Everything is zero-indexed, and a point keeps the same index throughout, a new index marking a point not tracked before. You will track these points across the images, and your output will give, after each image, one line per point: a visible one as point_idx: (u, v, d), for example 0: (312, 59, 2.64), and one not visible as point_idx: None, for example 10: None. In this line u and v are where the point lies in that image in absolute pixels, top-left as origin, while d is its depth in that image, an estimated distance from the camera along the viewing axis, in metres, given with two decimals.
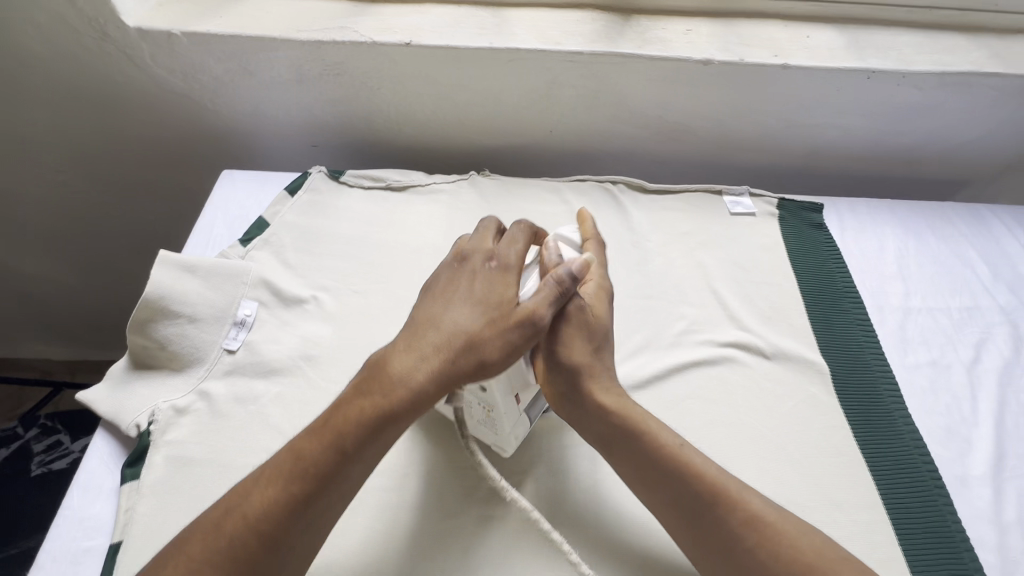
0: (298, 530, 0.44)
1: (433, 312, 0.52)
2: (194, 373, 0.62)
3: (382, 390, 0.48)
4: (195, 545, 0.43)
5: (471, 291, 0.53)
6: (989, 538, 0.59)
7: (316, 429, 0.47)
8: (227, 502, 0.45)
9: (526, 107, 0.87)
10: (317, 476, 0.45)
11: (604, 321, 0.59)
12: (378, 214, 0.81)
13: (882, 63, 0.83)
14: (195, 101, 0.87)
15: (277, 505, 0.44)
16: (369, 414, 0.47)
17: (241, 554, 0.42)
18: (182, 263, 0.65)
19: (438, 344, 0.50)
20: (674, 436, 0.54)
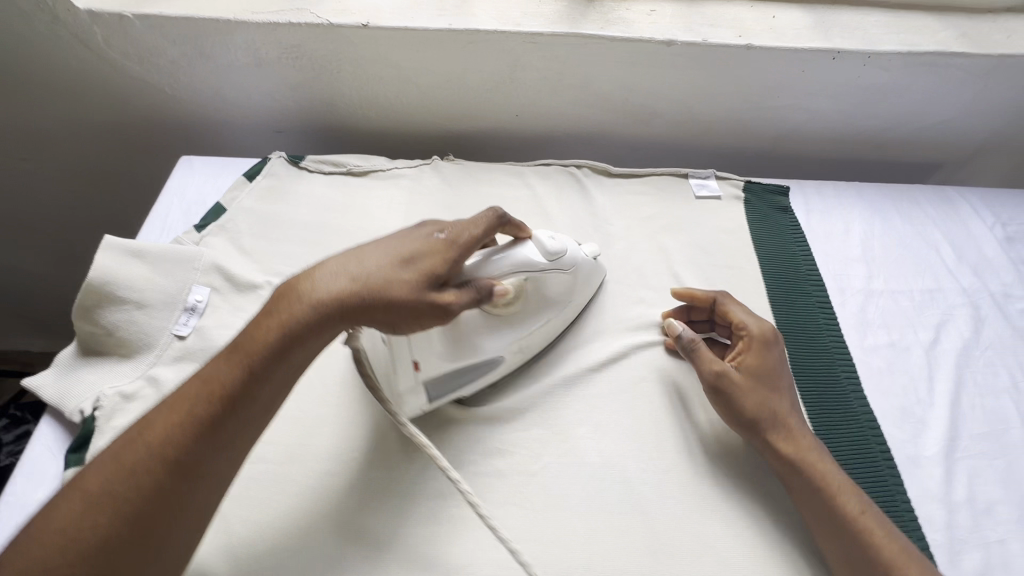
0: (205, 456, 0.42)
1: (354, 254, 0.52)
2: (142, 359, 0.61)
3: (295, 314, 0.47)
4: (94, 476, 0.40)
5: (398, 240, 0.54)
6: (937, 518, 0.59)
7: (223, 357, 0.46)
8: (131, 430, 0.43)
9: (489, 90, 0.86)
10: (224, 395, 0.44)
11: (768, 367, 0.62)
12: (338, 199, 0.80)
13: (848, 43, 0.82)
14: (153, 85, 0.86)
15: (184, 426, 0.42)
16: (280, 337, 0.46)
17: (145, 480, 0.40)
18: (129, 249, 0.64)
19: (355, 276, 0.50)
20: (857, 500, 0.55)
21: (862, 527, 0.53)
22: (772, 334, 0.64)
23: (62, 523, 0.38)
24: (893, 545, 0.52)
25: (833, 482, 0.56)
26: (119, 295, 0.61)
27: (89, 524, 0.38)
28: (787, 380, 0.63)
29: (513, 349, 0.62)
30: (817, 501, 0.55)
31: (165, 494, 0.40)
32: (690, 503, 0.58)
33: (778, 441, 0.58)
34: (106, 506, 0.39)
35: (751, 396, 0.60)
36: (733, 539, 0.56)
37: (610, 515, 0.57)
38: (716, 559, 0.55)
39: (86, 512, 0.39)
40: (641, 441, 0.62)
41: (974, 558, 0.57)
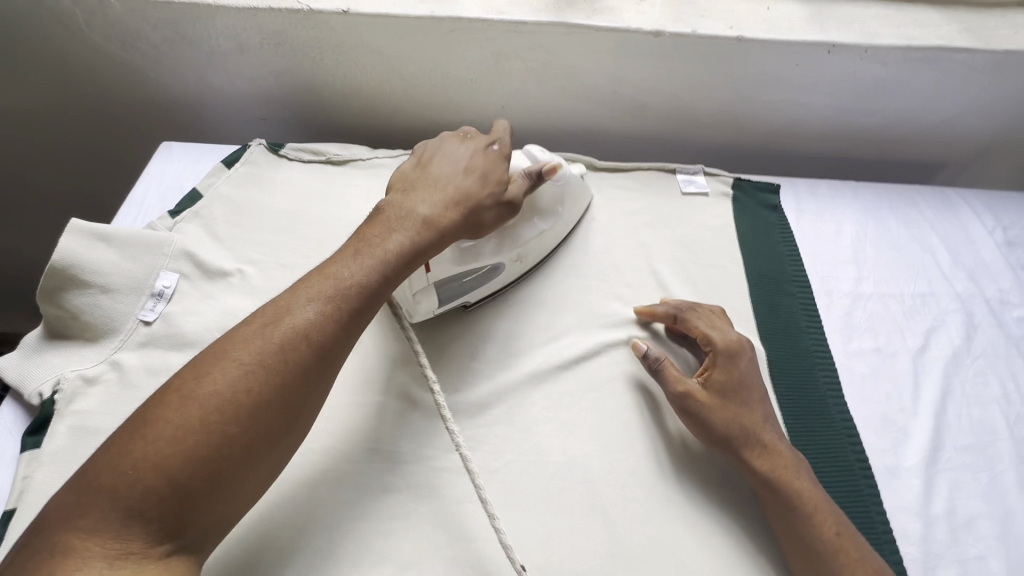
0: (343, 340, 0.49)
1: (439, 175, 0.62)
2: (106, 343, 0.61)
3: (414, 224, 0.56)
4: (242, 350, 0.45)
5: (477, 161, 0.64)
6: (913, 530, 0.57)
7: (349, 256, 0.53)
8: (268, 316, 0.47)
9: (474, 80, 0.84)
10: (364, 289, 0.51)
11: (740, 376, 0.60)
12: (315, 188, 0.79)
13: (844, 36, 0.79)
14: (137, 69, 0.86)
15: (332, 310, 0.49)
16: (408, 242, 0.55)
17: (298, 355, 0.46)
18: (96, 232, 0.64)
19: (456, 194, 0.60)
20: (832, 519, 0.53)
21: (840, 548, 0.52)
22: (742, 346, 0.62)
23: (217, 389, 0.42)
24: (869, 567, 0.51)
25: (811, 500, 0.54)
26: (85, 279, 0.61)
27: (247, 389, 0.43)
28: (762, 393, 0.61)
29: (513, 258, 0.68)
30: (794, 520, 0.54)
31: (312, 371, 0.46)
32: (653, 507, 0.56)
33: (753, 459, 0.56)
34: (263, 373, 0.44)
35: (720, 413, 0.58)
36: (694, 544, 0.55)
37: (570, 515, 0.55)
38: (675, 564, 0.54)
39: (240, 378, 0.43)
40: (606, 441, 0.60)
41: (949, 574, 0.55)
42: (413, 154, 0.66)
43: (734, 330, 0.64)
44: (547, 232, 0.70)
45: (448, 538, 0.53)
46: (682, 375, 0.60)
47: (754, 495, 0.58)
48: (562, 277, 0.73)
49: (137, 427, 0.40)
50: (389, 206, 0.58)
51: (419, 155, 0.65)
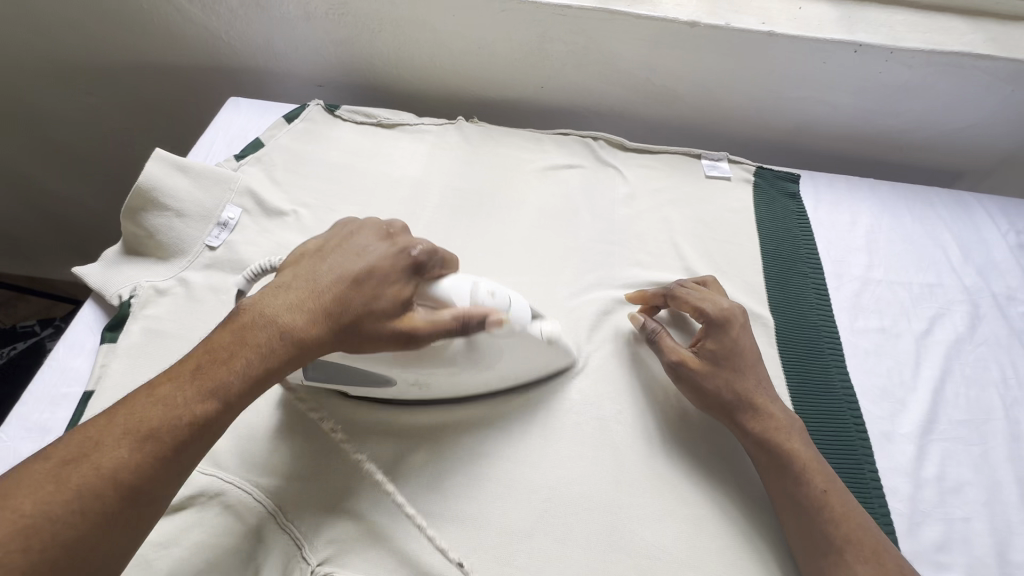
0: (161, 481, 0.41)
1: (328, 275, 0.51)
2: (176, 262, 0.68)
3: (271, 339, 0.47)
4: (23, 498, 0.36)
5: (377, 258, 0.53)
6: (902, 489, 0.60)
7: (186, 373, 0.44)
8: (69, 453, 0.39)
9: (517, 59, 0.91)
10: (196, 422, 0.42)
11: (737, 345, 0.62)
12: (366, 146, 0.86)
13: (871, 37, 0.83)
14: (212, 31, 0.95)
15: (146, 451, 0.40)
16: (260, 362, 0.46)
17: (93, 506, 0.38)
18: (174, 162, 0.71)
19: (335, 298, 0.50)
20: (821, 475, 0.55)
21: (825, 503, 0.53)
22: (732, 314, 0.64)
23: None
24: (855, 519, 0.53)
25: (801, 460, 0.56)
26: (163, 203, 0.69)
27: (21, 550, 0.35)
28: (755, 359, 0.63)
29: (410, 381, 0.57)
30: (782, 478, 0.56)
31: (108, 527, 0.38)
32: (658, 445, 0.61)
33: (747, 422, 0.58)
34: (43, 529, 0.36)
35: (712, 379, 0.60)
36: (696, 481, 0.59)
37: (581, 445, 0.60)
38: (677, 496, 0.58)
39: (11, 539, 0.35)
40: (618, 386, 0.65)
41: (934, 530, 0.58)
42: (317, 239, 0.56)
43: (732, 303, 0.66)
44: (463, 376, 0.57)
45: (471, 452, 0.59)
46: (677, 344, 0.64)
47: (749, 458, 0.60)
48: (587, 242, 0.78)
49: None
50: (251, 311, 0.48)
51: (314, 241, 0.56)
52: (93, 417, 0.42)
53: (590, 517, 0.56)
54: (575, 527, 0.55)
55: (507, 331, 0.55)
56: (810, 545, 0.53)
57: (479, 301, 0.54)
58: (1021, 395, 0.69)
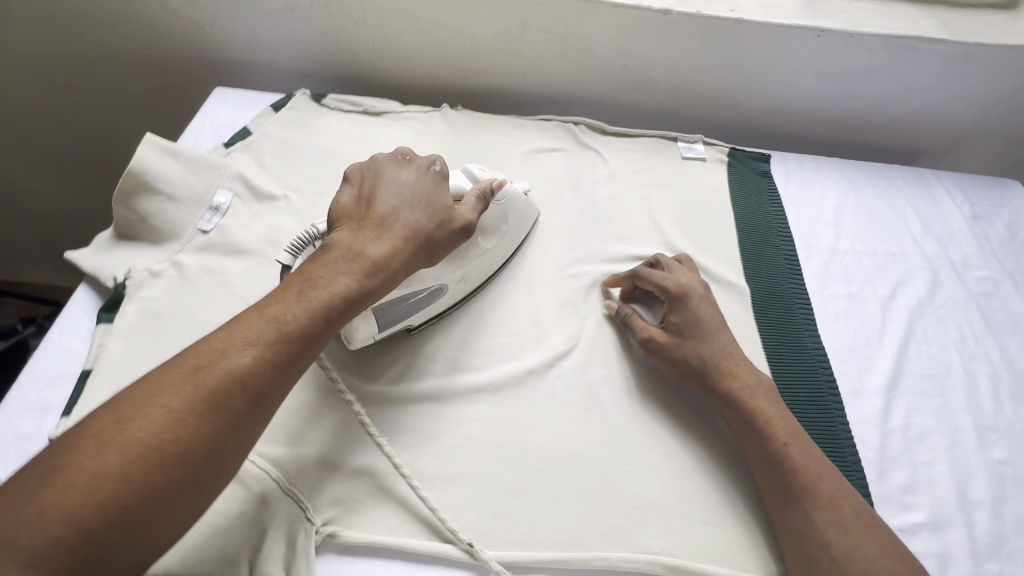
0: (279, 383, 0.48)
1: (389, 206, 0.60)
2: (170, 246, 0.69)
3: (358, 264, 0.55)
4: (168, 395, 0.43)
5: (423, 194, 0.63)
6: (871, 439, 0.65)
7: (288, 295, 0.52)
8: (200, 360, 0.46)
9: (499, 48, 0.94)
10: (305, 333, 0.50)
11: (697, 315, 0.66)
12: (354, 133, 0.88)
13: (832, 23, 0.88)
14: (195, 23, 0.95)
15: (270, 357, 0.48)
16: (352, 284, 0.54)
17: (230, 403, 0.45)
18: (165, 147, 0.72)
19: (400, 228, 0.59)
20: (785, 431, 0.59)
21: (785, 457, 0.57)
22: (692, 287, 0.68)
23: (140, 436, 0.41)
24: (816, 470, 0.56)
25: (761, 418, 0.59)
26: (155, 188, 0.70)
27: (174, 438, 0.42)
28: (719, 327, 0.66)
29: (457, 279, 0.67)
30: (747, 436, 0.59)
31: (241, 421, 0.45)
32: (643, 405, 0.64)
33: (710, 386, 0.62)
34: (190, 423, 0.43)
35: (678, 349, 0.64)
36: (681, 436, 0.62)
37: (570, 408, 0.63)
38: (663, 452, 0.61)
39: (166, 426, 0.42)
40: (604, 352, 0.68)
41: (901, 474, 0.62)
42: (354, 184, 0.63)
43: (697, 279, 0.70)
44: (490, 251, 0.70)
45: (462, 418, 0.61)
46: (646, 323, 0.68)
47: (721, 419, 0.64)
48: (572, 221, 0.82)
49: (51, 473, 0.39)
50: (332, 243, 0.56)
51: (361, 181, 0.64)
52: (210, 333, 0.48)
53: (581, 473, 0.58)
54: (567, 483, 0.58)
55: (504, 195, 0.72)
56: (775, 494, 0.56)
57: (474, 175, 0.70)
58: (978, 351, 0.74)
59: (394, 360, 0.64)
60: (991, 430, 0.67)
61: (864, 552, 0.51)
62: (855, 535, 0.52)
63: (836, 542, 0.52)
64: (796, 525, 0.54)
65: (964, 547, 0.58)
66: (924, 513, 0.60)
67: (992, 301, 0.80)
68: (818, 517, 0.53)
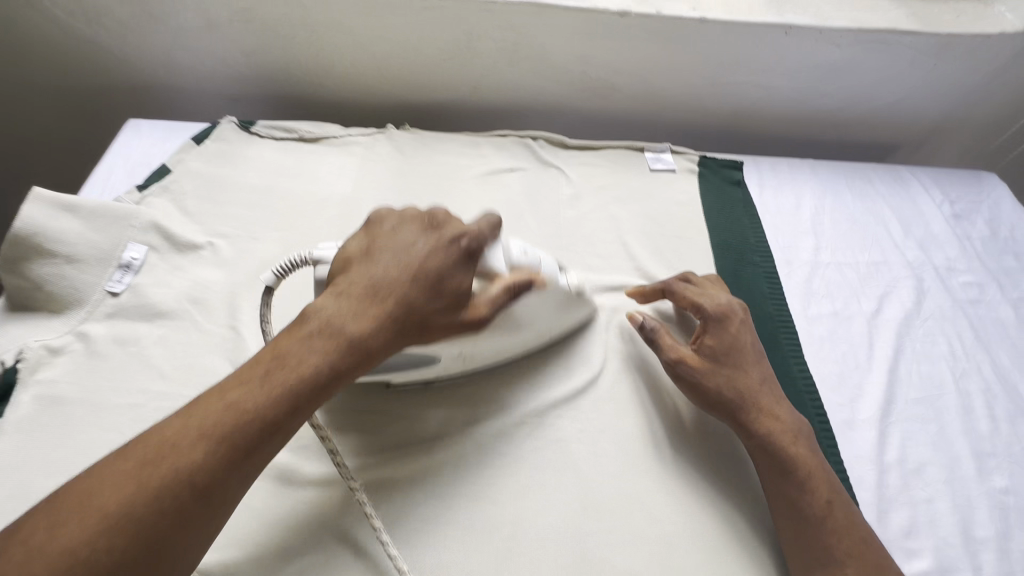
0: (232, 485, 0.39)
1: (393, 263, 0.48)
2: (73, 314, 0.60)
3: (340, 344, 0.43)
4: (105, 498, 0.36)
5: (440, 258, 0.49)
6: (868, 478, 0.60)
7: (255, 375, 0.42)
8: (146, 454, 0.38)
9: (446, 60, 0.85)
10: (266, 428, 0.40)
11: (740, 342, 0.60)
12: (288, 164, 0.79)
13: (800, 18, 0.82)
14: (102, 47, 0.85)
15: (219, 459, 0.38)
16: (326, 367, 0.43)
17: (167, 513, 0.36)
18: (58, 202, 0.62)
19: (397, 297, 0.46)
20: (828, 487, 0.53)
21: (829, 515, 0.52)
22: (731, 310, 0.62)
23: (70, 545, 0.34)
24: (857, 534, 0.51)
25: (806, 466, 0.54)
26: (49, 249, 0.60)
27: (102, 551, 0.35)
28: (756, 355, 0.60)
29: (453, 355, 0.56)
30: (786, 485, 0.54)
31: (179, 537, 0.37)
32: (623, 461, 0.58)
33: (753, 424, 0.56)
34: (119, 537, 0.35)
35: (714, 378, 0.58)
36: (666, 495, 0.56)
37: (543, 472, 0.56)
38: (646, 516, 0.55)
39: (98, 536, 0.35)
40: (577, 401, 0.62)
41: (902, 515, 0.58)
42: (370, 228, 0.51)
43: (736, 302, 0.64)
44: (501, 341, 0.57)
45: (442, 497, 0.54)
46: (676, 342, 0.60)
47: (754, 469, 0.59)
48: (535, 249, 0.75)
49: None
50: (315, 310, 0.45)
51: (374, 226, 0.51)
52: (170, 416, 0.40)
53: (556, 550, 0.52)
54: (541, 563, 0.51)
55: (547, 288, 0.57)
56: (807, 556, 0.51)
57: (517, 262, 0.55)
58: (970, 366, 0.70)
59: (355, 430, 0.58)
60: (989, 455, 0.63)
61: None
62: None
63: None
64: None
65: None
66: (928, 559, 0.55)
67: (980, 308, 0.76)
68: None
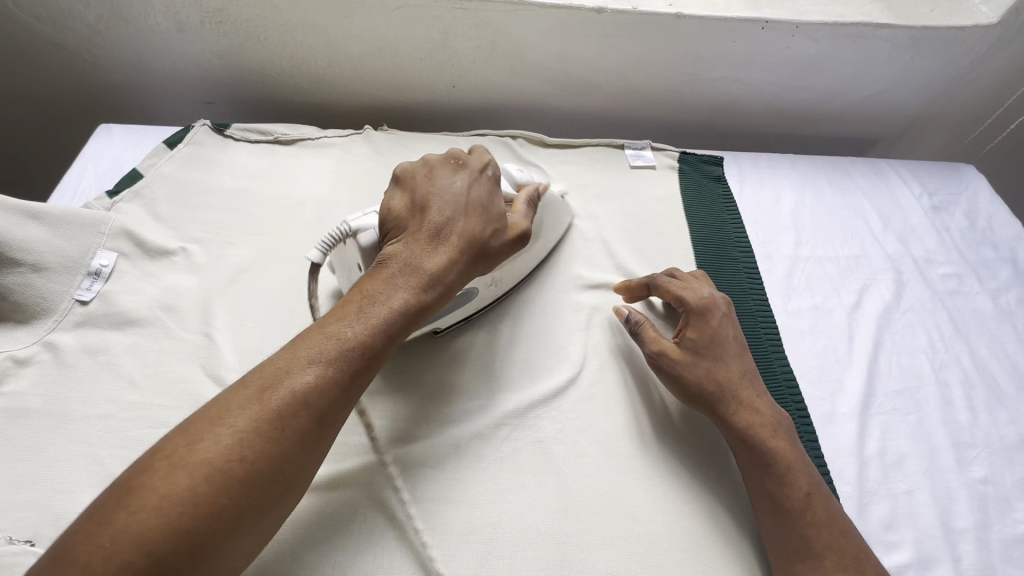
0: (342, 402, 0.45)
1: (446, 207, 0.55)
2: (40, 324, 0.59)
3: (419, 277, 0.51)
4: (235, 417, 0.41)
5: (478, 195, 0.57)
6: (848, 471, 0.60)
7: (349, 311, 0.48)
8: (265, 380, 0.43)
9: (423, 59, 0.85)
10: (367, 351, 0.46)
11: (721, 334, 0.61)
12: (263, 167, 0.78)
13: (776, 14, 0.82)
14: (71, 50, 0.83)
15: (331, 377, 0.44)
16: (412, 299, 0.50)
17: (293, 427, 0.42)
18: (23, 209, 0.60)
19: (457, 236, 0.54)
20: (808, 479, 0.53)
21: (808, 508, 0.51)
22: (715, 303, 0.62)
23: (209, 457, 0.39)
24: (836, 527, 0.51)
25: (785, 460, 0.54)
26: (13, 258, 0.58)
27: (241, 461, 0.39)
28: (738, 348, 0.61)
29: (488, 283, 0.64)
30: (765, 478, 0.53)
31: (303, 447, 0.42)
32: (603, 461, 0.57)
33: (731, 416, 0.56)
34: (256, 445, 0.40)
35: (694, 370, 0.58)
36: (647, 494, 0.56)
37: (523, 474, 0.56)
38: (627, 515, 0.54)
39: (234, 448, 0.39)
40: (556, 402, 0.61)
41: (882, 508, 0.58)
42: (409, 181, 0.58)
43: (721, 296, 0.64)
44: (522, 257, 0.68)
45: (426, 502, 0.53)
46: (659, 335, 0.61)
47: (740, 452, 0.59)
48: None
49: (123, 491, 0.37)
50: (391, 255, 0.52)
51: (412, 177, 0.58)
52: (277, 350, 0.45)
53: (536, 552, 0.51)
54: (521, 565, 0.51)
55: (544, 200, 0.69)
56: (785, 549, 0.51)
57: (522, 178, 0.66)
58: (949, 357, 0.70)
59: None
60: (968, 446, 0.63)
61: None
62: None
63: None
64: None
65: None
66: (908, 551, 0.55)
67: (958, 299, 0.76)
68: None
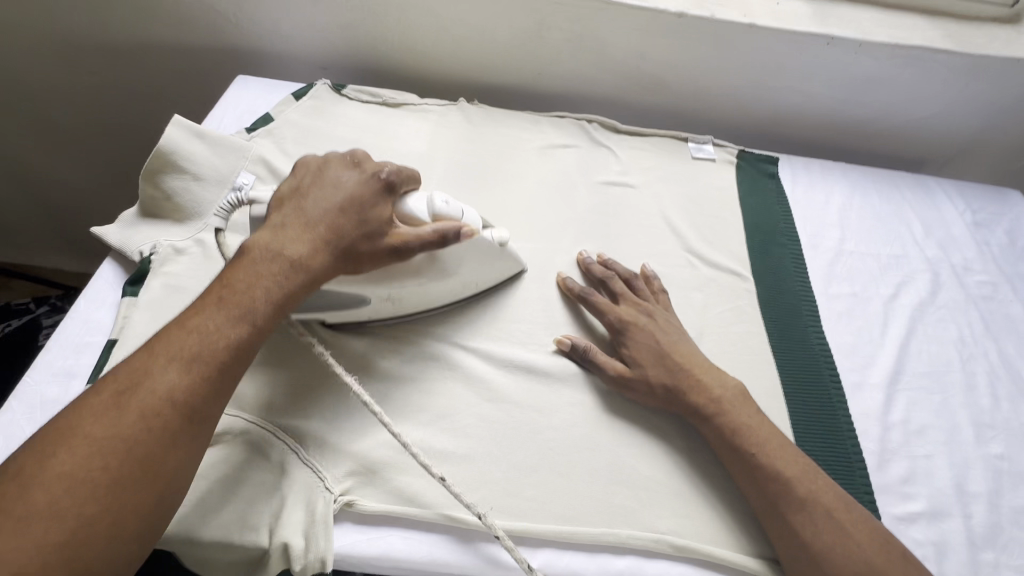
0: (204, 399, 0.46)
1: (317, 204, 0.55)
2: (193, 224, 0.71)
3: (283, 271, 0.51)
4: (90, 426, 0.42)
5: (361, 191, 0.57)
6: (873, 431, 0.66)
7: (211, 309, 0.49)
8: (122, 385, 0.44)
9: (517, 46, 0.96)
10: (227, 349, 0.47)
11: (657, 346, 0.65)
12: (372, 123, 0.90)
13: (841, 31, 0.90)
14: (219, 12, 0.98)
15: (192, 375, 0.45)
16: (277, 293, 0.50)
17: (154, 425, 0.43)
18: (191, 129, 0.74)
19: (329, 230, 0.54)
20: (753, 428, 0.60)
21: (762, 452, 0.58)
22: (634, 317, 0.67)
23: (65, 469, 0.40)
24: (795, 468, 0.57)
25: (736, 418, 0.60)
26: (180, 167, 0.72)
27: (101, 469, 0.40)
28: (675, 347, 0.66)
29: (383, 296, 0.61)
30: (720, 428, 0.60)
31: (167, 445, 0.43)
32: None
33: (688, 399, 0.62)
34: (115, 450, 0.41)
35: (648, 383, 0.63)
36: (683, 424, 0.64)
37: (583, 393, 0.65)
38: (669, 437, 0.63)
39: (92, 457, 0.41)
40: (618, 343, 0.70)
41: (901, 466, 0.64)
42: (293, 180, 0.58)
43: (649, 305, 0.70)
44: (429, 284, 0.63)
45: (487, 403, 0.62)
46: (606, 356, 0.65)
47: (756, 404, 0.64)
48: (585, 214, 0.83)
49: None
50: (255, 251, 0.52)
51: (293, 177, 0.58)
52: (134, 352, 0.47)
53: (590, 457, 0.60)
54: (578, 463, 0.59)
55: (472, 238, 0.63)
56: (753, 484, 0.57)
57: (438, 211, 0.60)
58: (977, 351, 0.76)
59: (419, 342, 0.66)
60: (988, 427, 0.69)
61: (845, 542, 0.53)
62: (835, 528, 0.54)
63: (817, 533, 0.54)
64: (776, 515, 0.55)
65: (960, 536, 0.60)
66: (922, 503, 0.61)
67: (991, 303, 0.82)
68: (797, 511, 0.55)
